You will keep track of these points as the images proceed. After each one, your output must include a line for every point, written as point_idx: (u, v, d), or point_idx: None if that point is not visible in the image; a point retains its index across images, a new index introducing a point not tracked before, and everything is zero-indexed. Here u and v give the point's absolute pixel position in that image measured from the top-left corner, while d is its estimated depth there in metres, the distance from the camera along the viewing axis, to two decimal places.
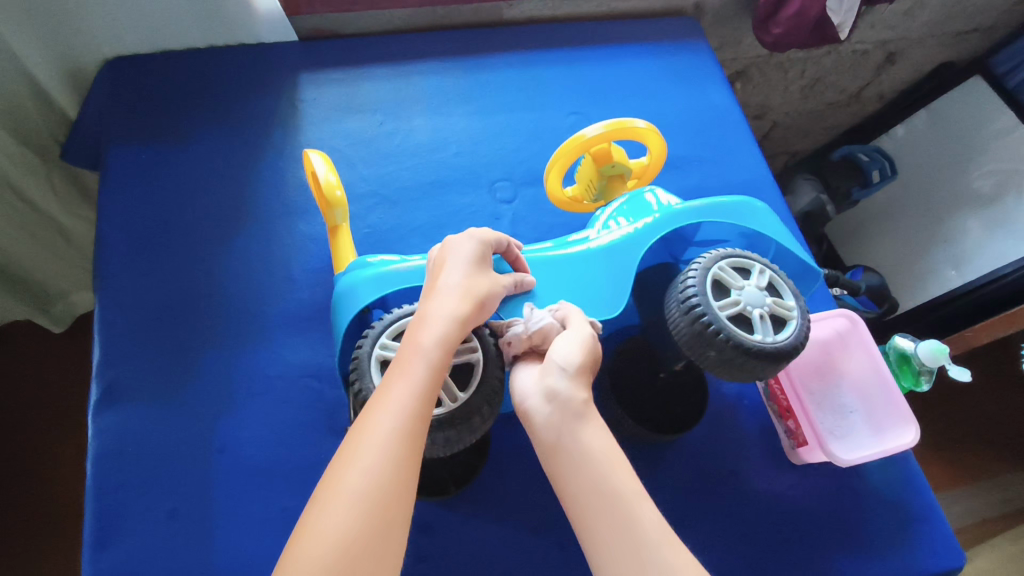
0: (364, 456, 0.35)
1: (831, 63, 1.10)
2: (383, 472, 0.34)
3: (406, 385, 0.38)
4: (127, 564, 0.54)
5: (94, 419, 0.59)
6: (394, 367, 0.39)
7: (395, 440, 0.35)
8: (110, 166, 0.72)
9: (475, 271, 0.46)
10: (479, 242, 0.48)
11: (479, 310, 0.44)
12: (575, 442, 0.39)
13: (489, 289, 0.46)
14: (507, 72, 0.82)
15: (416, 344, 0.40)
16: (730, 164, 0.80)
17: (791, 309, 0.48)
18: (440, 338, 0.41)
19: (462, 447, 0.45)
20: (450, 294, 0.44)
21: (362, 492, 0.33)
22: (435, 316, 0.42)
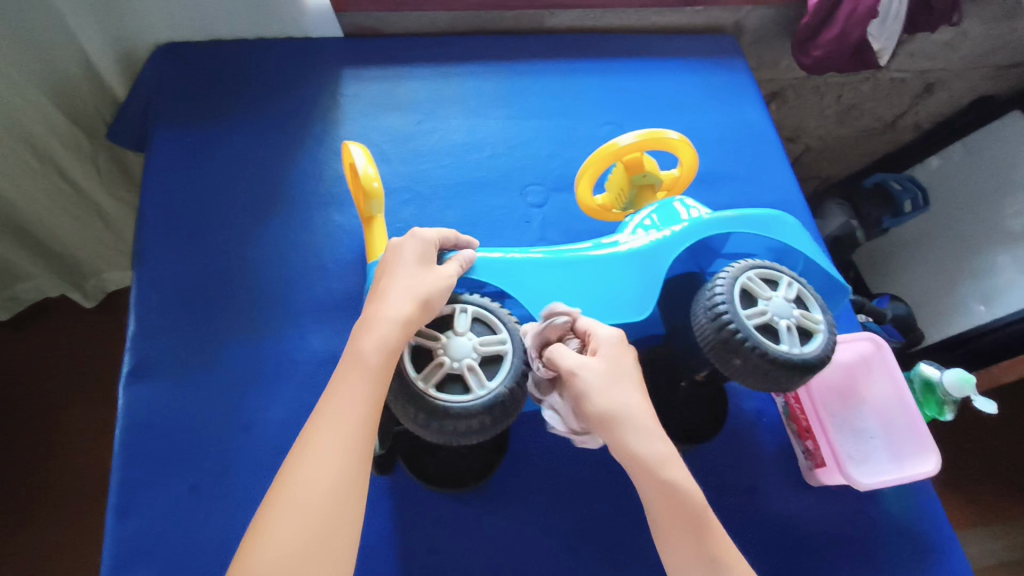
0: (312, 468, 0.38)
1: (868, 89, 1.09)
2: (325, 486, 0.37)
3: (350, 396, 0.40)
4: (147, 533, 0.55)
5: (125, 390, 0.61)
6: (340, 376, 0.42)
7: (342, 452, 0.38)
8: (154, 148, 0.74)
9: (415, 270, 0.47)
10: (422, 240, 0.49)
11: (425, 307, 0.45)
12: (657, 433, 0.42)
13: (434, 285, 0.47)
14: (545, 79, 0.84)
15: (359, 352, 0.42)
16: (761, 183, 0.80)
17: (818, 322, 0.48)
18: (382, 344, 0.42)
19: (496, 432, 0.47)
20: (392, 298, 0.45)
21: (307, 505, 0.37)
22: (381, 320, 0.43)
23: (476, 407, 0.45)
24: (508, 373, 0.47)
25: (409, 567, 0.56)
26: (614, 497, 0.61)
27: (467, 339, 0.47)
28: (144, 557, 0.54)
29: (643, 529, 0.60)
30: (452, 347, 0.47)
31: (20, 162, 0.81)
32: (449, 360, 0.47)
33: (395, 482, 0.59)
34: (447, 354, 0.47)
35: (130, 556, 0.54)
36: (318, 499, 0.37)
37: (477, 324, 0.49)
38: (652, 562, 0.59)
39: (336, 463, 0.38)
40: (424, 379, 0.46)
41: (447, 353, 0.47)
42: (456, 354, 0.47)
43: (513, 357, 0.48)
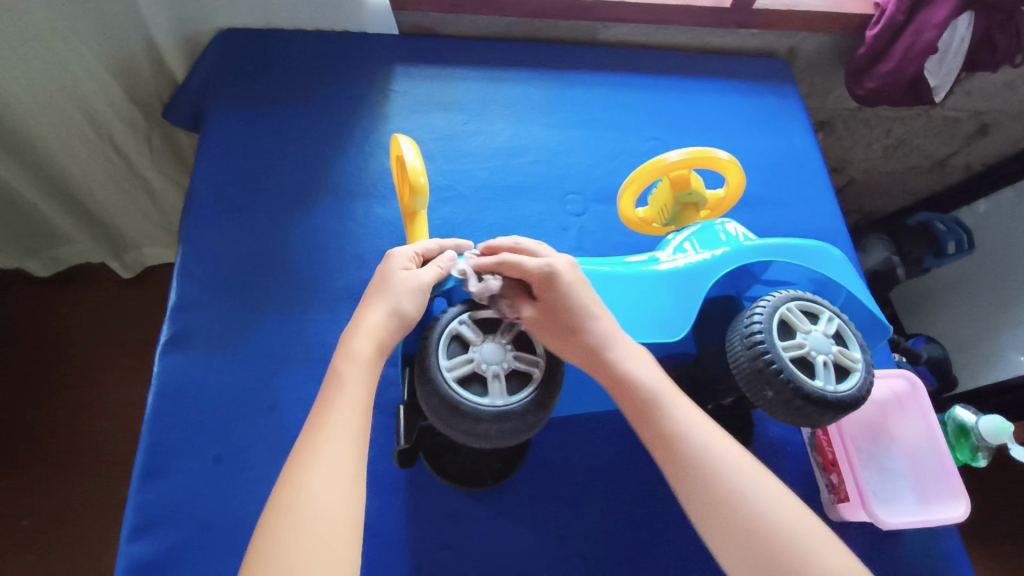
0: (306, 480, 0.38)
1: (920, 125, 1.08)
2: (322, 497, 0.38)
3: (339, 408, 0.42)
4: (170, 500, 0.56)
5: (161, 357, 0.62)
6: (325, 395, 0.43)
7: (335, 462, 0.39)
8: (208, 127, 0.76)
9: (383, 284, 0.48)
10: (393, 254, 0.50)
11: (395, 317, 0.46)
12: (636, 386, 0.45)
13: (406, 292, 0.47)
14: (593, 90, 0.84)
15: (337, 371, 0.44)
16: (803, 211, 0.79)
17: (856, 360, 0.48)
18: (353, 356, 0.44)
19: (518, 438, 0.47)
20: (363, 316, 0.46)
21: (305, 516, 0.37)
22: (356, 335, 0.45)
23: (492, 414, 0.45)
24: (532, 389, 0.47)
25: (421, 559, 0.56)
26: (630, 511, 0.60)
27: (499, 345, 0.48)
28: (165, 523, 0.55)
29: (656, 546, 0.59)
30: (486, 349, 0.48)
31: (80, 131, 0.84)
32: (481, 361, 0.47)
33: (414, 474, 0.59)
34: (480, 355, 0.47)
35: (151, 519, 0.55)
36: (318, 509, 0.37)
37: (512, 332, 0.49)
38: None
39: (331, 473, 0.39)
40: (451, 374, 0.46)
41: (480, 353, 0.47)
42: (490, 357, 0.47)
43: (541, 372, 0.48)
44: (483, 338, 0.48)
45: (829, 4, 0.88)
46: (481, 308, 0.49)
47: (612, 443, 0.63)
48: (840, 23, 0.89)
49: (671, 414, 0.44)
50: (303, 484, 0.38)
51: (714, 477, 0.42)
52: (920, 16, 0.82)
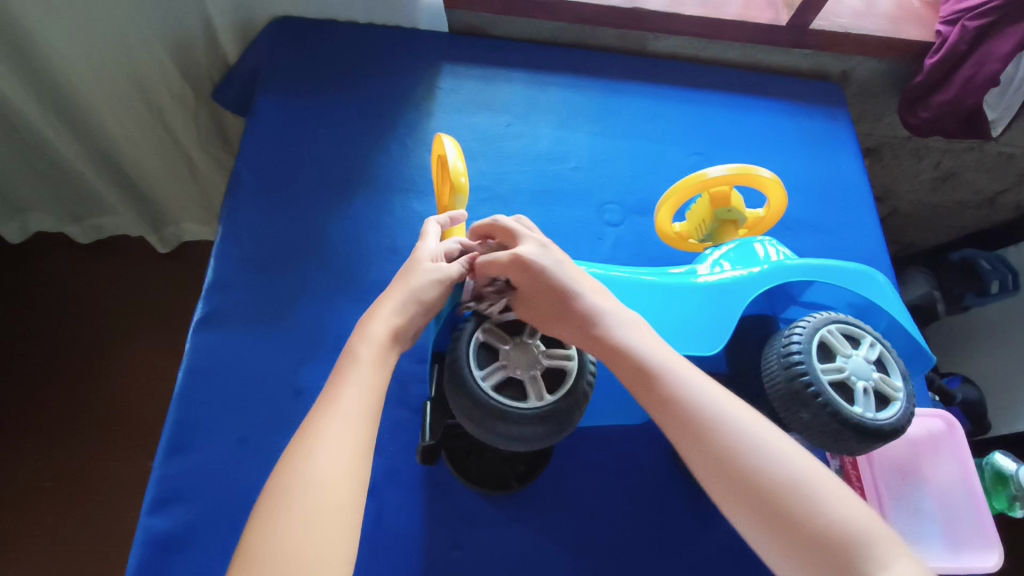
0: (316, 454, 0.38)
1: (972, 159, 1.04)
2: (331, 475, 0.37)
3: (351, 387, 0.42)
4: (192, 476, 0.57)
5: (194, 334, 0.63)
6: (338, 373, 0.43)
7: (346, 441, 0.39)
8: (255, 110, 0.77)
9: (407, 274, 0.49)
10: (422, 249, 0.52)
11: (414, 308, 0.47)
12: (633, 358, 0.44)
13: (423, 281, 0.48)
14: (639, 102, 0.83)
15: (351, 353, 0.44)
16: (846, 238, 0.77)
17: (897, 389, 0.47)
18: (370, 340, 0.44)
19: (543, 445, 0.47)
20: (386, 301, 0.47)
21: (314, 487, 0.37)
22: (374, 319, 0.46)
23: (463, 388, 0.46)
24: (517, 411, 0.46)
25: (433, 559, 0.56)
26: (647, 529, 0.60)
27: (533, 354, 0.48)
28: (186, 497, 0.56)
29: (671, 568, 0.58)
30: (516, 354, 0.48)
31: (132, 106, 0.86)
32: (512, 365, 0.48)
33: (433, 472, 0.59)
34: (509, 359, 0.48)
35: (171, 493, 0.56)
36: (323, 488, 0.37)
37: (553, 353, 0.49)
38: None
39: (340, 453, 0.38)
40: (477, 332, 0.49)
41: (508, 353, 0.48)
42: (522, 358, 0.48)
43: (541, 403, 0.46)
44: (518, 338, 0.49)
45: (887, 29, 0.86)
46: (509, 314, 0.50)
47: (634, 458, 0.62)
48: (898, 49, 0.87)
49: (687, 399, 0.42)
50: (309, 461, 0.38)
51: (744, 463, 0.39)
52: (982, 48, 0.80)
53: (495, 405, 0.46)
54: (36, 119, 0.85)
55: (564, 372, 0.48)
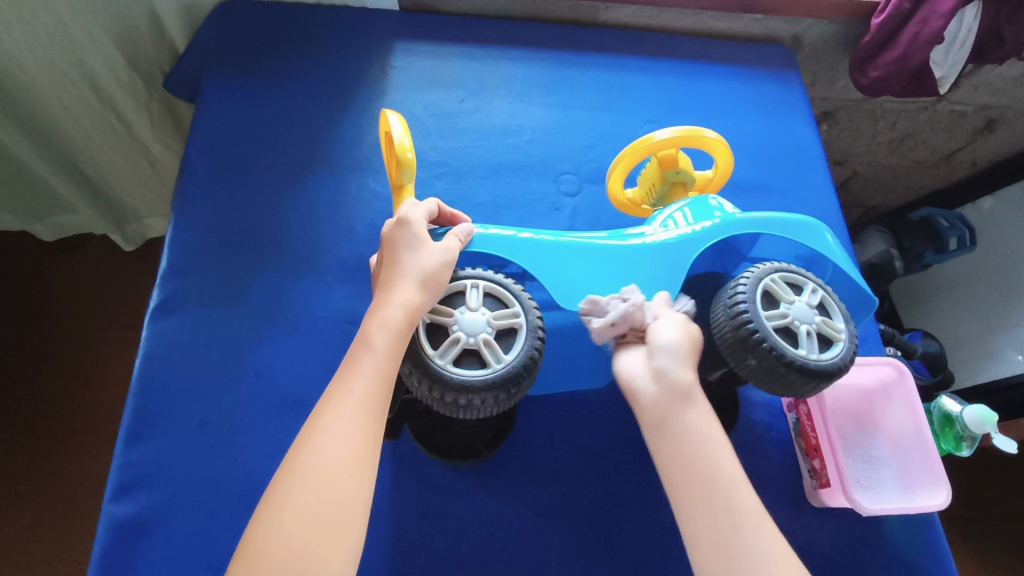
0: (328, 443, 0.38)
1: (926, 119, 1.06)
2: (340, 469, 0.37)
3: (363, 380, 0.41)
4: (156, 462, 0.57)
5: (150, 322, 0.63)
6: (351, 361, 0.42)
7: (354, 434, 0.39)
8: (204, 96, 0.76)
9: (415, 251, 0.47)
10: (412, 220, 0.50)
11: (432, 288, 0.46)
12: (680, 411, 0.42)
13: (437, 263, 0.47)
14: (593, 72, 0.83)
15: (368, 341, 0.42)
16: (800, 199, 0.79)
17: (839, 330, 0.48)
18: (386, 327, 0.43)
19: (509, 405, 0.47)
20: (400, 282, 0.45)
21: (321, 477, 0.37)
22: (388, 304, 0.44)
23: (475, 271, 0.50)
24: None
25: (402, 529, 0.56)
26: (612, 490, 0.61)
27: (476, 334, 0.47)
28: (150, 483, 0.56)
29: (636, 525, 0.60)
30: (468, 322, 0.47)
31: (83, 100, 0.84)
32: (465, 335, 0.47)
33: (397, 445, 0.59)
34: (461, 328, 0.47)
35: (135, 479, 0.56)
36: (336, 481, 0.37)
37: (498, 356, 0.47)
38: (643, 559, 0.59)
39: (348, 446, 0.38)
40: (522, 307, 0.48)
41: (473, 315, 0.47)
42: (470, 329, 0.47)
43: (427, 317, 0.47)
44: (493, 322, 0.47)
45: None
46: (459, 281, 0.49)
47: (596, 421, 0.63)
48: (845, 11, 0.88)
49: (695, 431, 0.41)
50: (315, 456, 0.37)
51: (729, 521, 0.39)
52: (928, 4, 0.81)
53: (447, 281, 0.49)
54: None
55: (448, 360, 0.46)
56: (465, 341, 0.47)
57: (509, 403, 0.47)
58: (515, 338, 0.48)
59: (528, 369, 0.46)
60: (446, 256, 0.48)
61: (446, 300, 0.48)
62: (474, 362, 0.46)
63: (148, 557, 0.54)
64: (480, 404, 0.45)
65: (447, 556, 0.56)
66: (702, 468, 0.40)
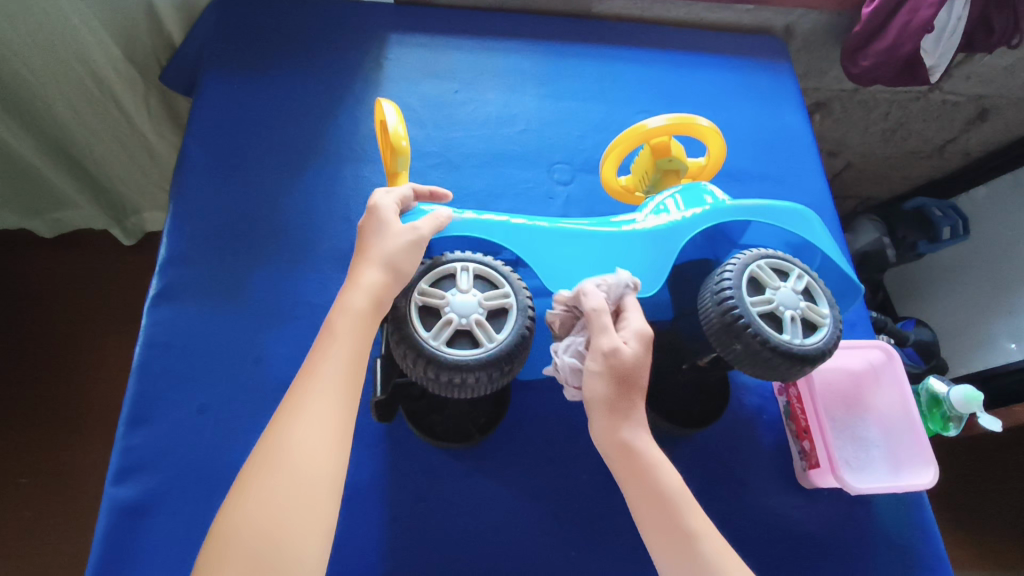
0: (296, 428, 0.39)
1: (918, 109, 1.07)
2: (308, 451, 0.38)
3: (339, 359, 0.42)
4: (155, 446, 0.58)
5: (150, 309, 0.64)
6: (319, 348, 0.43)
7: (321, 417, 0.40)
8: (201, 88, 0.76)
9: (382, 237, 0.48)
10: (381, 208, 0.50)
11: (397, 274, 0.47)
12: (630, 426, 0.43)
13: (402, 247, 0.47)
14: (586, 62, 0.84)
15: (332, 330, 0.44)
16: (791, 186, 0.80)
17: (824, 316, 0.48)
18: (350, 316, 0.44)
19: (502, 384, 0.48)
20: (365, 269, 0.46)
21: (286, 461, 0.38)
22: (353, 292, 0.45)
23: (466, 254, 0.51)
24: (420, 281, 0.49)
25: (397, 511, 0.57)
26: (604, 472, 0.62)
27: (467, 315, 0.48)
28: (151, 466, 0.57)
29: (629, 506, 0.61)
30: (460, 303, 0.48)
31: (81, 94, 0.85)
32: (457, 315, 0.47)
33: (393, 429, 0.60)
34: (453, 309, 0.48)
35: (135, 463, 0.57)
36: (304, 462, 0.38)
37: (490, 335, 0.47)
38: (635, 540, 0.60)
39: (314, 428, 0.39)
40: (512, 287, 0.49)
41: (464, 297, 0.48)
42: (462, 310, 0.47)
43: (418, 300, 0.48)
44: (484, 303, 0.48)
45: None
46: (449, 265, 0.50)
47: None
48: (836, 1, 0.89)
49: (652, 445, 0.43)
50: (281, 440, 0.39)
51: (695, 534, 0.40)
52: None
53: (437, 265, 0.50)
54: None
55: (441, 340, 0.47)
56: (457, 322, 0.47)
57: (502, 381, 0.48)
58: (505, 318, 0.48)
59: (520, 347, 0.47)
60: (412, 239, 0.48)
61: (435, 283, 0.49)
62: (466, 342, 0.47)
63: (148, 539, 0.55)
64: (474, 382, 0.46)
65: (442, 537, 0.57)
66: (661, 488, 0.41)
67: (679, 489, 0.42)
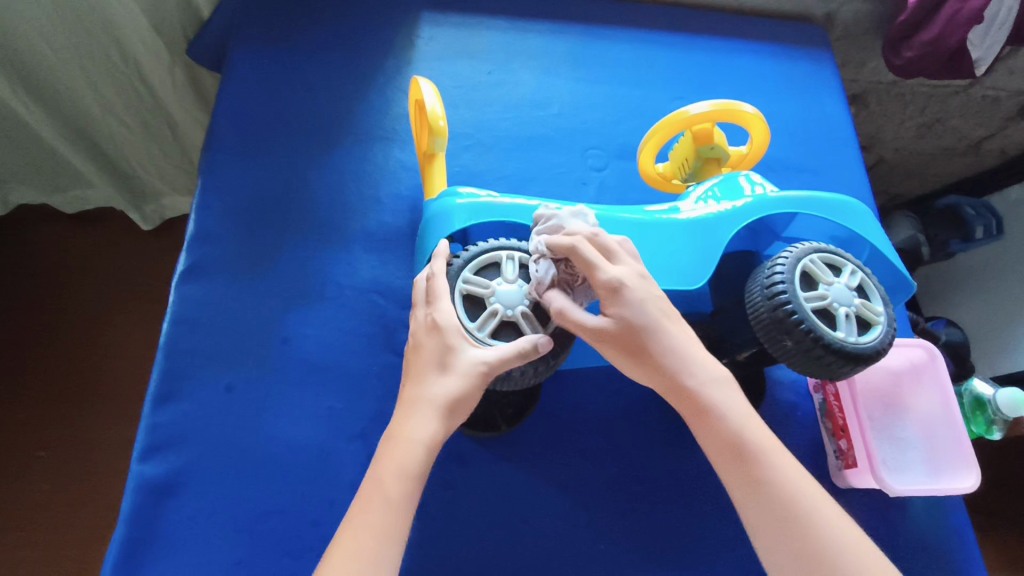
0: (359, 530, 0.39)
1: (957, 105, 1.04)
2: (370, 540, 0.38)
3: (393, 477, 0.40)
4: (182, 424, 0.57)
5: (178, 287, 0.63)
6: (383, 450, 0.42)
7: (380, 508, 0.39)
8: (229, 62, 0.75)
9: (443, 376, 0.43)
10: (440, 333, 0.44)
11: (450, 418, 0.43)
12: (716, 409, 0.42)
13: (503, 352, 0.44)
14: (621, 46, 0.82)
15: (379, 473, 0.41)
16: (830, 179, 0.77)
17: (879, 314, 0.47)
18: (403, 472, 0.40)
19: (546, 377, 0.49)
20: (419, 411, 0.42)
21: (355, 555, 0.38)
22: (403, 440, 0.41)
23: (509, 243, 0.51)
24: (464, 269, 0.49)
25: (425, 497, 0.56)
26: (634, 464, 0.61)
27: (513, 306, 0.48)
28: (179, 444, 0.56)
29: (659, 501, 0.60)
30: (506, 295, 0.48)
31: (107, 68, 0.83)
32: (504, 309, 0.48)
33: None
34: (498, 300, 0.48)
35: (162, 440, 0.56)
36: (367, 554, 0.38)
37: (533, 327, 0.48)
38: (664, 534, 0.59)
39: (378, 519, 0.39)
40: None
41: (509, 287, 0.48)
42: (508, 301, 0.48)
43: (461, 288, 0.48)
44: (530, 294, 0.48)
45: None
46: (492, 253, 0.50)
47: (622, 396, 0.63)
48: None
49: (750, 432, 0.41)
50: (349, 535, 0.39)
51: (818, 538, 0.38)
52: None
53: (482, 253, 0.50)
54: (6, 94, 0.81)
55: (487, 332, 0.47)
56: (502, 313, 0.48)
57: (544, 374, 0.49)
58: (548, 312, 0.49)
59: (562, 341, 0.49)
60: (525, 345, 0.44)
61: (480, 271, 0.50)
62: (511, 333, 0.48)
63: (174, 519, 0.54)
64: (519, 373, 0.47)
65: (471, 524, 0.56)
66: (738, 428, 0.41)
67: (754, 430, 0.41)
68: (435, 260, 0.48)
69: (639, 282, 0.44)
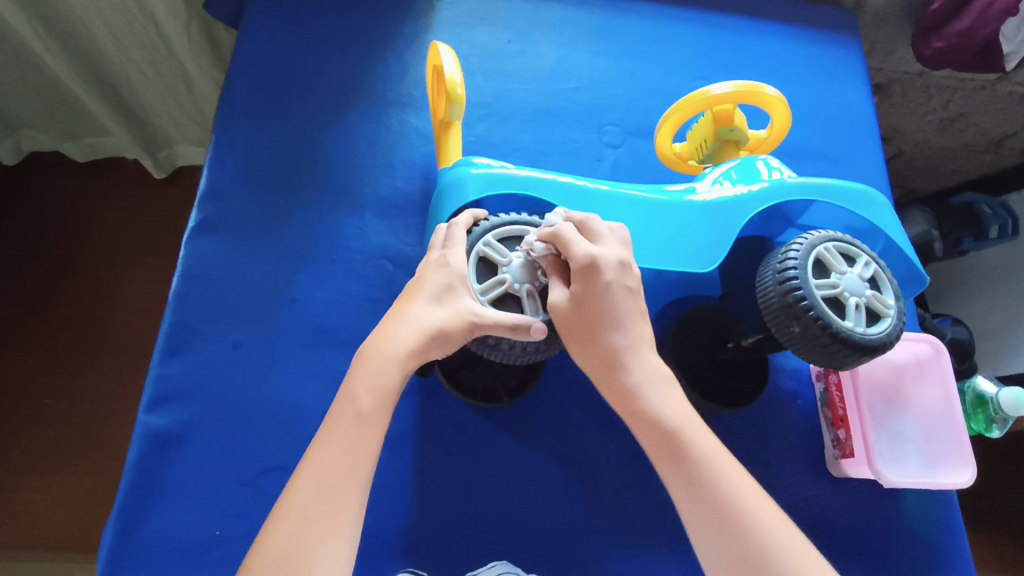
0: (331, 449, 0.39)
1: (982, 100, 1.01)
2: (341, 464, 0.39)
3: (366, 392, 0.41)
4: (188, 377, 0.58)
5: (188, 242, 0.63)
6: (361, 360, 0.42)
7: (355, 436, 0.40)
8: (247, 16, 0.73)
9: (437, 305, 0.44)
10: (449, 270, 0.46)
11: (431, 343, 0.43)
12: (663, 429, 0.42)
13: (498, 316, 0.44)
14: (645, 22, 0.80)
15: (353, 382, 0.41)
16: (848, 169, 0.76)
17: (889, 306, 0.47)
18: (375, 388, 0.41)
19: (545, 356, 0.49)
20: (402, 324, 0.43)
21: (323, 476, 0.38)
22: (382, 353, 0.42)
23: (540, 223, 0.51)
24: (487, 233, 0.49)
25: (423, 463, 0.57)
26: (631, 441, 0.61)
27: (523, 282, 0.48)
28: (184, 397, 0.57)
29: (653, 480, 0.60)
30: (519, 268, 0.48)
31: (122, 14, 0.81)
32: (513, 282, 0.48)
33: (424, 383, 0.59)
34: (510, 271, 0.48)
35: (167, 393, 0.57)
36: (336, 477, 0.38)
37: (534, 308, 0.48)
38: (656, 511, 0.59)
39: (354, 441, 0.39)
40: None
41: (526, 263, 0.48)
42: (519, 275, 0.48)
43: (479, 248, 0.49)
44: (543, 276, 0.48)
45: None
46: (517, 226, 0.50)
47: None
48: None
49: (693, 446, 0.41)
50: (323, 457, 0.39)
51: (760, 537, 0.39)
52: None
53: (508, 224, 0.50)
54: (28, 34, 0.82)
55: (490, 298, 0.47)
56: (510, 284, 0.48)
57: (537, 356, 0.49)
58: None
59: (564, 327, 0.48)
60: (522, 322, 0.45)
61: (503, 239, 0.50)
62: (513, 307, 0.48)
63: (178, 469, 0.55)
64: (509, 346, 0.47)
65: (467, 492, 0.57)
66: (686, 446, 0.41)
67: (702, 447, 0.41)
68: (463, 216, 0.50)
69: (615, 267, 0.44)
